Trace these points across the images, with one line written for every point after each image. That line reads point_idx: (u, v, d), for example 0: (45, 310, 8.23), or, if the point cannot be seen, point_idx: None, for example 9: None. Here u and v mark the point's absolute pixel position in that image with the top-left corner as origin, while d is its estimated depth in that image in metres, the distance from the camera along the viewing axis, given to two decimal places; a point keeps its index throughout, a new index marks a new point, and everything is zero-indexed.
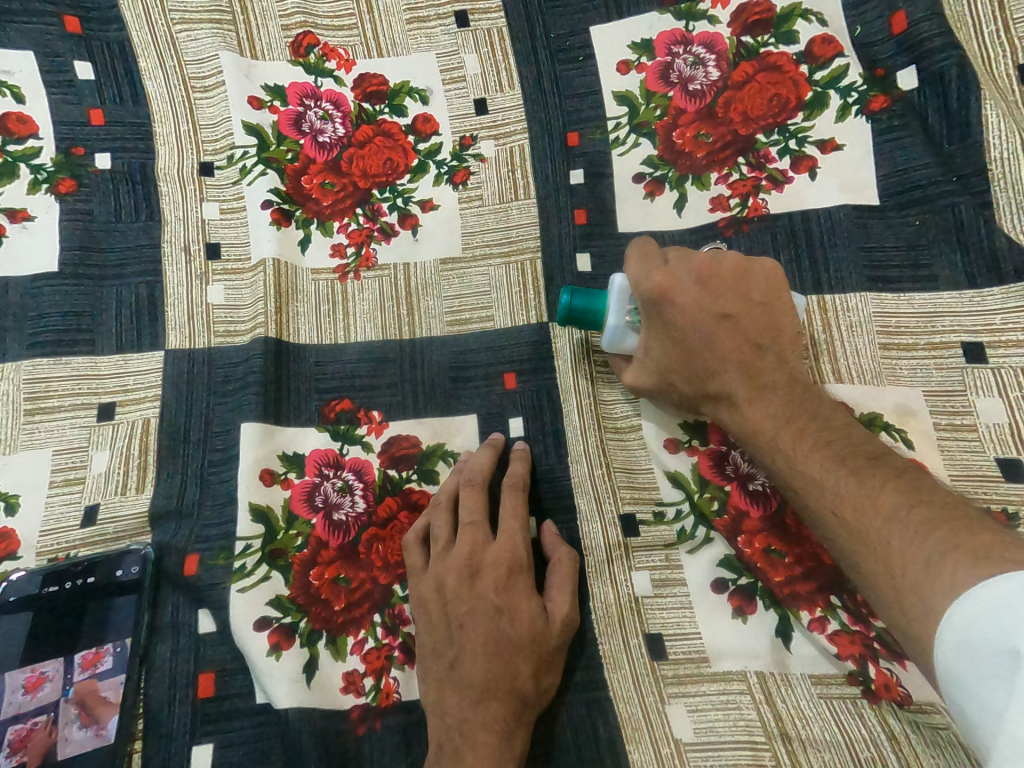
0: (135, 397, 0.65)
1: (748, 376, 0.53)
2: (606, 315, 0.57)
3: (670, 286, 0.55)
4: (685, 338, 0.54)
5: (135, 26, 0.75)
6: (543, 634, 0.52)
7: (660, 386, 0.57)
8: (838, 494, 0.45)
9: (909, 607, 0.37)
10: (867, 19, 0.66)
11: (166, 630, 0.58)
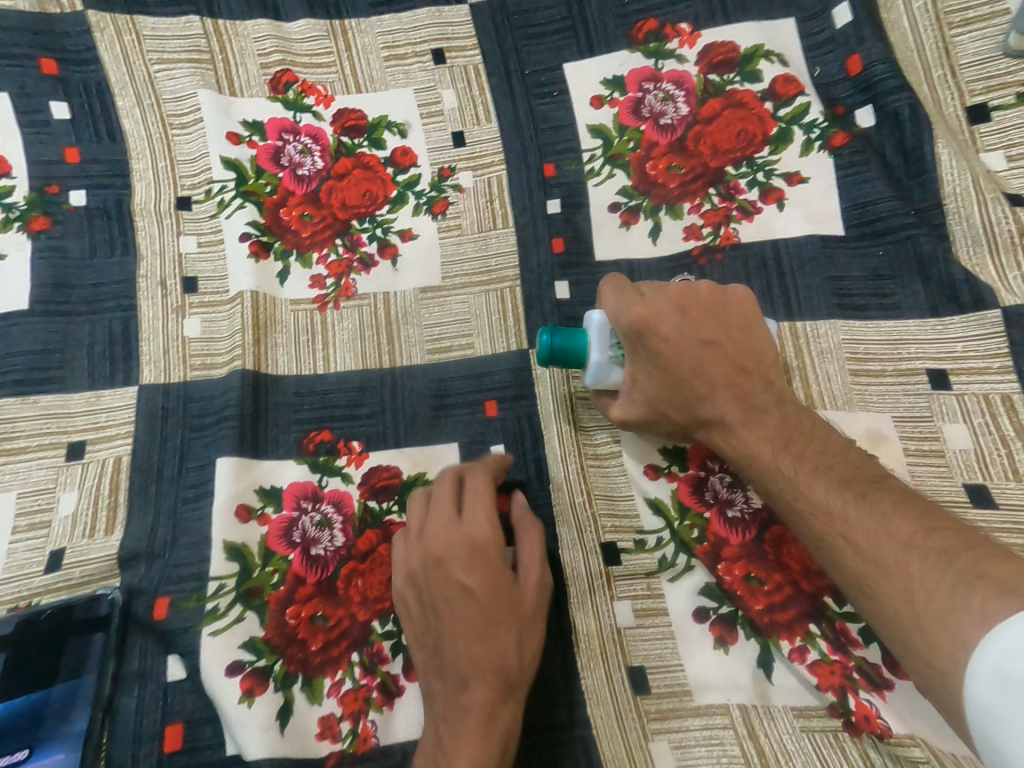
0: (107, 435, 0.64)
1: (738, 398, 0.54)
2: (589, 351, 0.57)
3: (653, 316, 0.55)
4: (672, 366, 0.55)
5: (112, 66, 0.76)
6: (517, 600, 0.53)
7: (651, 414, 0.57)
8: (846, 517, 0.45)
9: (935, 637, 0.38)
10: (825, 61, 0.70)
11: (132, 679, 0.55)
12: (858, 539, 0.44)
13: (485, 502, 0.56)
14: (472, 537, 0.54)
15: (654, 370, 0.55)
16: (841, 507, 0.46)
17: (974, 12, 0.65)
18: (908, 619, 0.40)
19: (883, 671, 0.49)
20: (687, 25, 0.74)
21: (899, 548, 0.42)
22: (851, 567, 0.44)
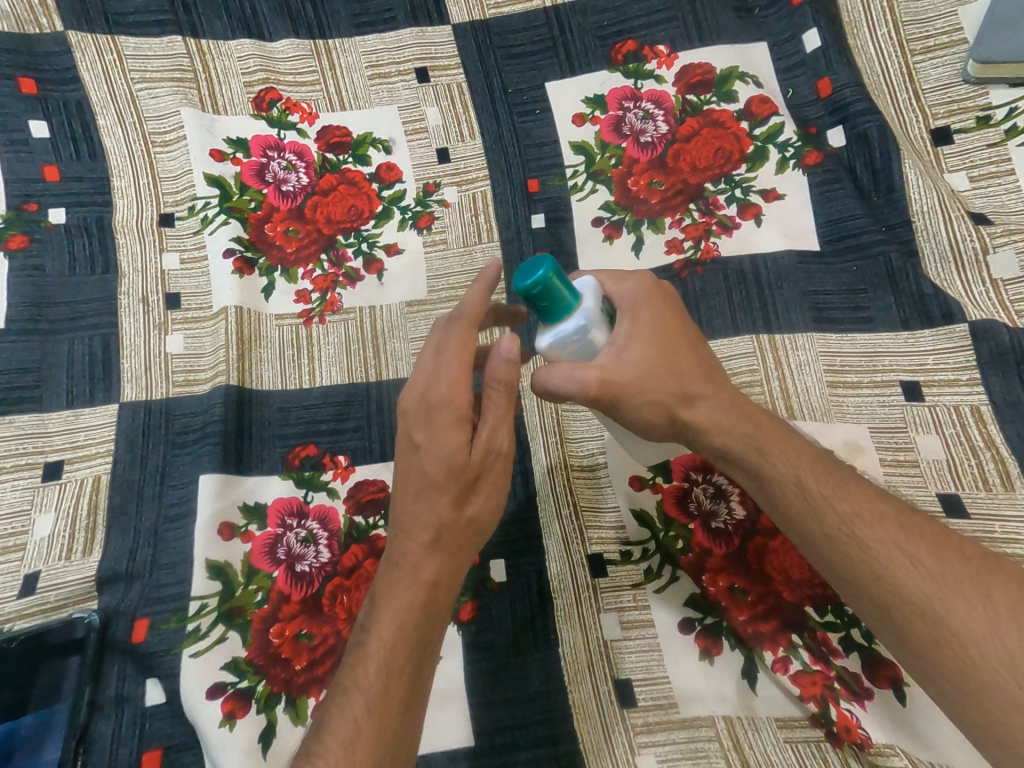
0: (85, 454, 0.63)
1: (734, 392, 0.49)
2: (582, 299, 0.47)
3: (650, 292, 0.51)
4: (667, 338, 0.49)
5: (93, 85, 0.76)
6: (465, 464, 0.47)
7: (645, 381, 0.47)
8: (901, 536, 0.40)
9: (1003, 673, 0.35)
10: (797, 84, 0.72)
11: (108, 706, 0.54)
12: (921, 560, 0.39)
13: (452, 356, 0.48)
14: (427, 395, 0.47)
15: (648, 339, 0.48)
16: (888, 521, 0.41)
17: (934, 41, 0.69)
18: (996, 661, 0.35)
19: (863, 680, 0.50)
20: (665, 48, 0.77)
21: (968, 571, 0.38)
22: (918, 596, 0.38)
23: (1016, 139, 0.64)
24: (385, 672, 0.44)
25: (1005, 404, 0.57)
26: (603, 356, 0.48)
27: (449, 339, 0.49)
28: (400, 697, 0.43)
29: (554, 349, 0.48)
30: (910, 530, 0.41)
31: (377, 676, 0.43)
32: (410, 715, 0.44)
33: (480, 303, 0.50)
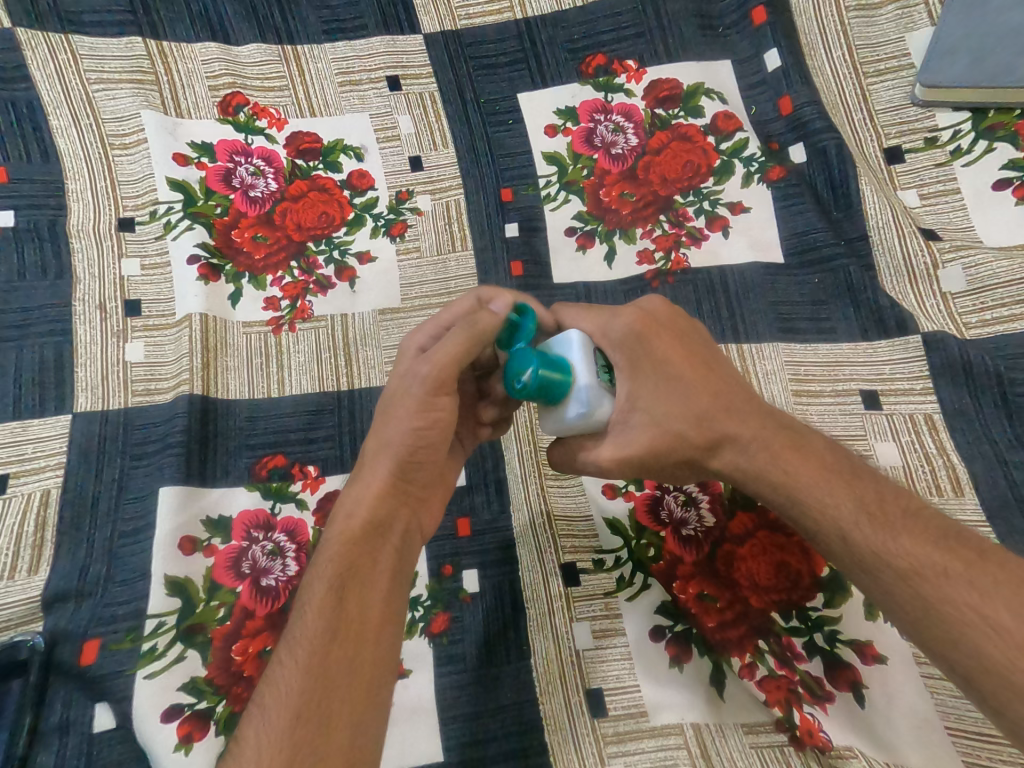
0: (34, 467, 0.60)
1: (763, 427, 0.45)
2: (574, 376, 0.47)
3: (640, 331, 0.48)
4: (676, 384, 0.47)
5: (46, 85, 0.73)
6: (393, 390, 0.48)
7: (661, 443, 0.46)
8: (975, 596, 0.37)
9: None
10: (760, 101, 0.75)
11: (52, 733, 0.51)
12: (1001, 622, 0.36)
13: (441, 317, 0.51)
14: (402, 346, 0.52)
15: (654, 392, 0.47)
16: (960, 578, 0.38)
17: (885, 65, 0.72)
18: None
19: (826, 685, 0.50)
20: (634, 62, 0.78)
21: None
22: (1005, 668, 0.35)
23: (961, 160, 0.68)
24: (306, 622, 0.42)
25: (955, 413, 0.59)
26: (611, 425, 0.48)
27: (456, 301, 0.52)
28: (349, 690, 0.40)
29: (556, 426, 0.49)
30: (984, 587, 0.37)
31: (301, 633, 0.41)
32: (369, 711, 0.40)
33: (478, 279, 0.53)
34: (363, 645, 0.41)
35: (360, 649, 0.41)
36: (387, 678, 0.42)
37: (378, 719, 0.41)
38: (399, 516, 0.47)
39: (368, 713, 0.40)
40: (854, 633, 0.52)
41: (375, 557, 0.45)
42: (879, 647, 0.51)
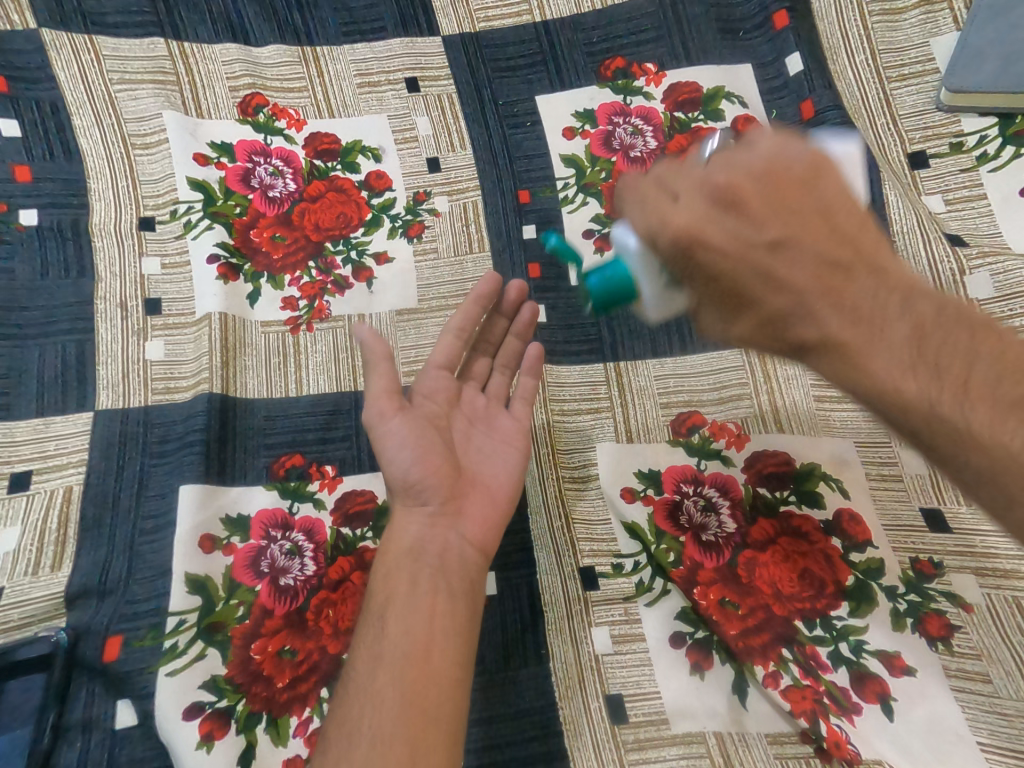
0: (55, 464, 0.61)
1: (851, 317, 0.37)
2: (637, 283, 0.50)
3: (689, 225, 0.41)
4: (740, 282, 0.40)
5: (69, 85, 0.74)
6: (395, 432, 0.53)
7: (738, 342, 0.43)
8: None
9: None
10: (781, 106, 0.74)
11: (75, 730, 0.51)
12: None
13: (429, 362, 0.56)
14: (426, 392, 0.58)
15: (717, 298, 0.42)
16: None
17: (908, 69, 0.72)
18: None
19: (852, 695, 0.50)
20: (653, 65, 0.78)
21: None
22: None
23: (988, 165, 0.67)
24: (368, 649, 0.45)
25: None
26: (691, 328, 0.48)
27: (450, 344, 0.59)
28: (404, 713, 0.41)
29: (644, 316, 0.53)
30: None
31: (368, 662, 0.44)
32: (430, 730, 0.41)
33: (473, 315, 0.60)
34: (413, 667, 0.43)
35: (410, 672, 0.43)
36: (446, 699, 0.42)
37: (441, 740, 0.41)
38: (433, 541, 0.50)
39: (429, 733, 0.41)
40: (879, 643, 0.51)
41: (414, 584, 0.47)
42: (907, 658, 0.50)
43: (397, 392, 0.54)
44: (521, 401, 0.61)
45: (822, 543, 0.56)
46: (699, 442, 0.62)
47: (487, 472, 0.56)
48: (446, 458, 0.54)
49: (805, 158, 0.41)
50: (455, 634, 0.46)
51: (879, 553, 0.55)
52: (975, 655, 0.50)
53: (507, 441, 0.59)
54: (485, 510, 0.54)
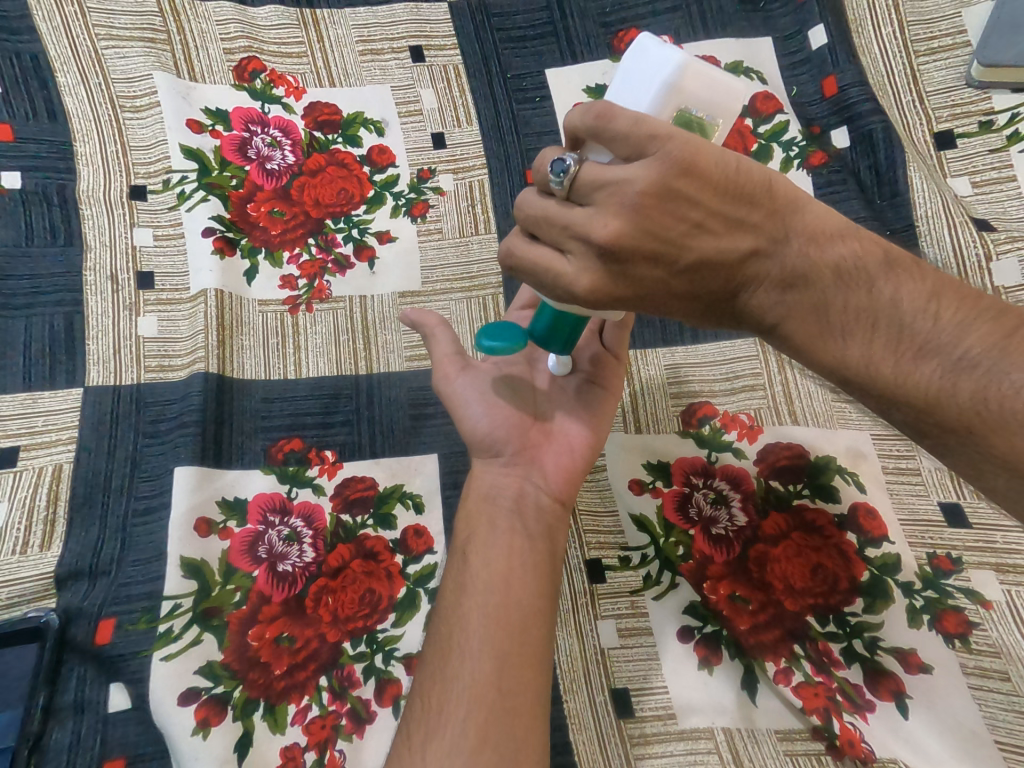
0: (43, 440, 0.58)
1: (793, 297, 0.38)
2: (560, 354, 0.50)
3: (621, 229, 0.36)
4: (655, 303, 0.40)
5: (52, 39, 0.70)
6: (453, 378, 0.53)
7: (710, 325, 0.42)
8: None
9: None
10: (802, 82, 0.72)
11: (66, 712, 0.50)
12: None
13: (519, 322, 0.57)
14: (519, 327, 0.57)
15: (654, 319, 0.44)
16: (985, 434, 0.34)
17: (938, 42, 0.69)
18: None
19: (865, 693, 0.49)
20: (669, 38, 0.75)
21: None
22: None
23: (1019, 145, 0.64)
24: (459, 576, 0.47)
25: None
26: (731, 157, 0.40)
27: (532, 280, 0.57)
28: (493, 632, 0.43)
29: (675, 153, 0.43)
30: None
31: (459, 583, 0.46)
32: (517, 649, 0.43)
33: None
34: (497, 595, 0.45)
35: (495, 599, 0.45)
36: (529, 625, 0.44)
37: (528, 659, 0.43)
38: (509, 487, 0.51)
39: (516, 653, 0.43)
40: (895, 641, 0.50)
41: (493, 523, 0.49)
42: (923, 656, 0.50)
43: (460, 353, 0.54)
44: (613, 329, 0.55)
45: (837, 539, 0.54)
46: (710, 434, 0.60)
47: (568, 416, 0.54)
48: (519, 409, 0.53)
49: (665, 158, 0.35)
50: (535, 569, 0.47)
51: (895, 549, 0.53)
52: (993, 653, 0.49)
53: (591, 377, 0.55)
54: (562, 459, 0.53)
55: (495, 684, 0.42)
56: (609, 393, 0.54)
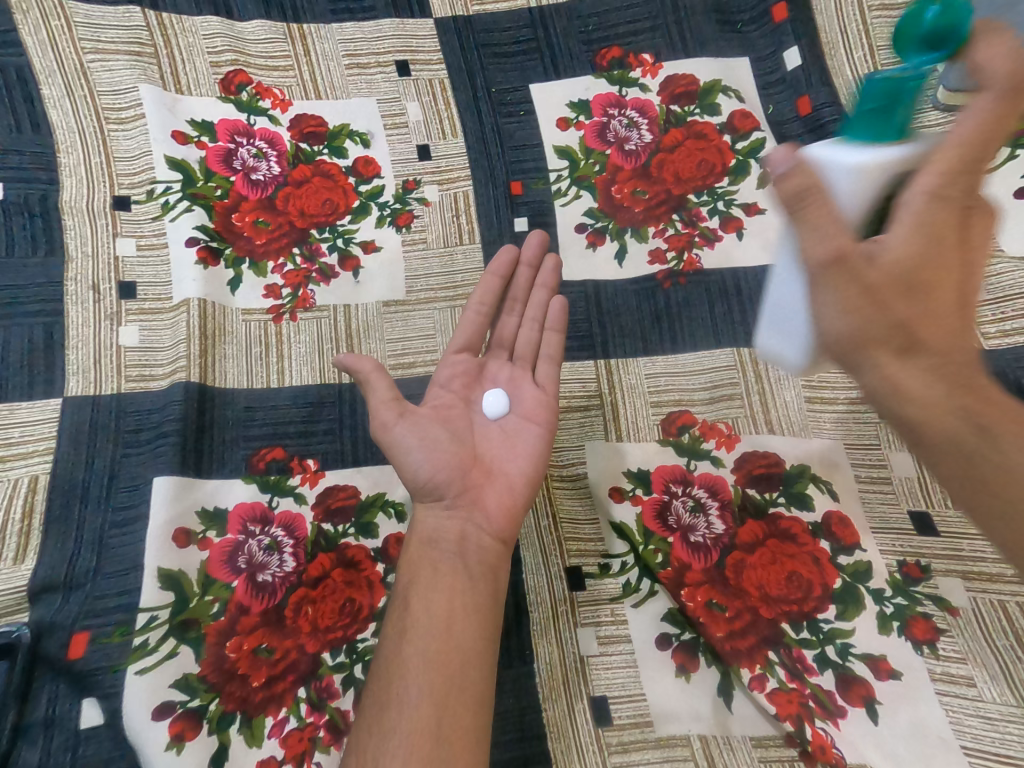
0: (21, 452, 0.58)
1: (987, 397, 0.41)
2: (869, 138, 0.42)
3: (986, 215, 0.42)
4: (942, 267, 0.41)
5: (37, 51, 0.70)
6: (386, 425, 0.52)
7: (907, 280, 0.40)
8: None
9: None
10: (778, 101, 0.74)
11: (37, 730, 0.49)
12: None
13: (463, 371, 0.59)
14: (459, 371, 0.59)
15: (902, 278, 0.40)
16: None
17: None
18: None
19: (837, 699, 0.49)
20: (650, 57, 0.77)
21: None
22: None
23: None
24: (400, 628, 0.46)
25: None
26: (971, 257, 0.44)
27: (466, 325, 0.60)
28: (432, 677, 0.43)
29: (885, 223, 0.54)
30: None
31: (398, 633, 0.46)
32: (457, 691, 0.43)
33: (492, 289, 0.60)
34: (437, 639, 0.45)
35: (435, 644, 0.45)
36: (470, 667, 0.44)
37: (468, 703, 0.43)
38: (450, 530, 0.51)
39: (455, 698, 0.42)
40: (866, 647, 0.51)
41: (435, 565, 0.49)
42: (893, 662, 0.50)
43: (398, 397, 0.53)
44: (545, 368, 0.60)
45: (811, 545, 0.55)
46: (689, 442, 0.61)
47: (507, 455, 0.55)
48: (459, 450, 0.54)
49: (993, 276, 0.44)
50: (481, 604, 0.48)
51: (867, 556, 0.55)
52: (960, 659, 0.50)
53: (527, 415, 0.57)
54: (503, 500, 0.53)
55: (433, 733, 0.40)
56: (547, 428, 0.57)
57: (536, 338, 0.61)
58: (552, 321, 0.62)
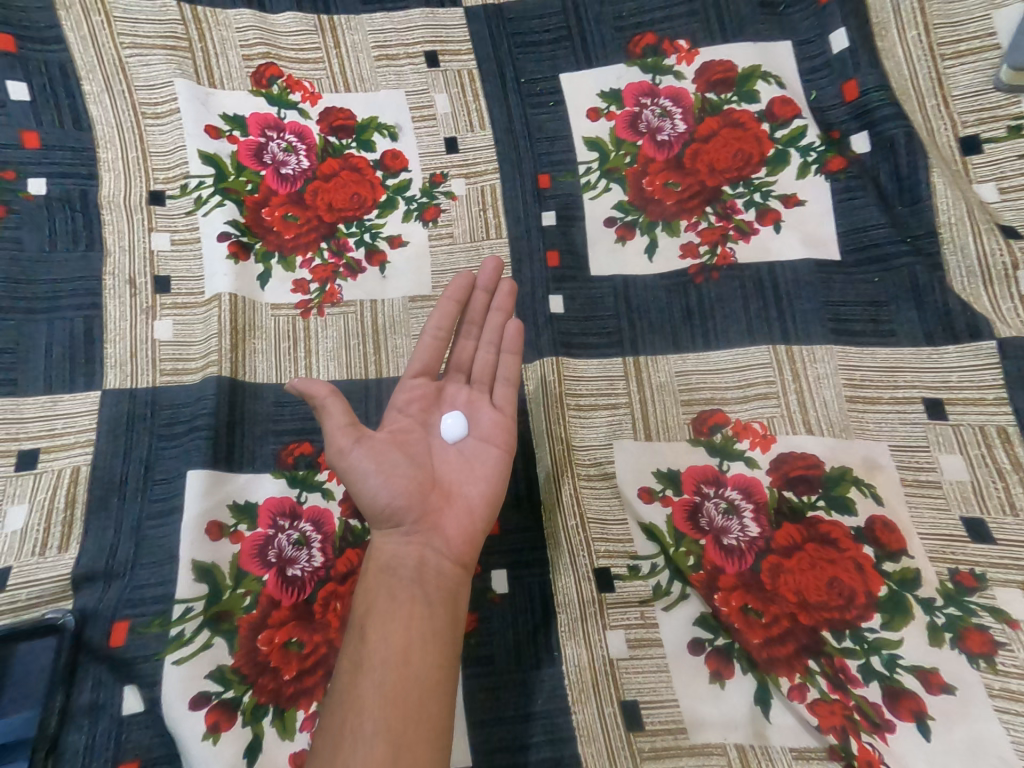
0: (64, 443, 0.59)
1: None
2: None
3: None
4: None
5: (78, 47, 0.71)
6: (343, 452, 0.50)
7: None
8: None
9: None
10: (821, 86, 0.71)
11: (82, 714, 0.50)
12: None
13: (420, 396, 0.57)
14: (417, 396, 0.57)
15: None
16: None
17: (964, 46, 0.67)
18: None
19: (884, 712, 0.47)
20: (685, 43, 0.75)
21: None
22: None
23: None
24: (353, 660, 0.44)
25: None
26: None
27: (420, 351, 0.58)
28: (389, 711, 0.41)
29: None
30: None
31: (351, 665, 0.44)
32: (414, 727, 0.41)
33: (449, 313, 0.58)
34: (395, 672, 0.43)
35: (391, 677, 0.43)
36: (428, 699, 0.43)
37: (424, 738, 0.41)
38: (409, 557, 0.50)
39: (411, 734, 0.41)
40: (915, 659, 0.49)
41: (392, 593, 0.47)
42: (945, 675, 0.48)
43: (355, 422, 0.52)
44: (504, 391, 0.59)
45: (853, 552, 0.53)
46: (722, 442, 0.59)
47: (466, 478, 0.55)
48: (419, 475, 0.53)
49: None
50: (441, 632, 0.46)
51: (914, 563, 0.52)
52: (1020, 673, 0.48)
53: (485, 438, 0.57)
54: (462, 522, 0.52)
55: None
56: (507, 450, 0.56)
57: (493, 361, 0.60)
58: (509, 344, 0.60)
